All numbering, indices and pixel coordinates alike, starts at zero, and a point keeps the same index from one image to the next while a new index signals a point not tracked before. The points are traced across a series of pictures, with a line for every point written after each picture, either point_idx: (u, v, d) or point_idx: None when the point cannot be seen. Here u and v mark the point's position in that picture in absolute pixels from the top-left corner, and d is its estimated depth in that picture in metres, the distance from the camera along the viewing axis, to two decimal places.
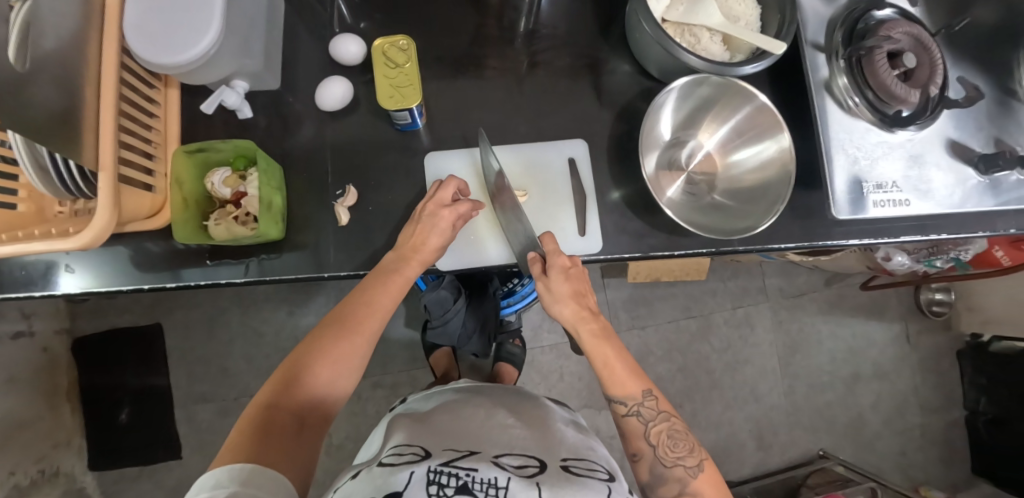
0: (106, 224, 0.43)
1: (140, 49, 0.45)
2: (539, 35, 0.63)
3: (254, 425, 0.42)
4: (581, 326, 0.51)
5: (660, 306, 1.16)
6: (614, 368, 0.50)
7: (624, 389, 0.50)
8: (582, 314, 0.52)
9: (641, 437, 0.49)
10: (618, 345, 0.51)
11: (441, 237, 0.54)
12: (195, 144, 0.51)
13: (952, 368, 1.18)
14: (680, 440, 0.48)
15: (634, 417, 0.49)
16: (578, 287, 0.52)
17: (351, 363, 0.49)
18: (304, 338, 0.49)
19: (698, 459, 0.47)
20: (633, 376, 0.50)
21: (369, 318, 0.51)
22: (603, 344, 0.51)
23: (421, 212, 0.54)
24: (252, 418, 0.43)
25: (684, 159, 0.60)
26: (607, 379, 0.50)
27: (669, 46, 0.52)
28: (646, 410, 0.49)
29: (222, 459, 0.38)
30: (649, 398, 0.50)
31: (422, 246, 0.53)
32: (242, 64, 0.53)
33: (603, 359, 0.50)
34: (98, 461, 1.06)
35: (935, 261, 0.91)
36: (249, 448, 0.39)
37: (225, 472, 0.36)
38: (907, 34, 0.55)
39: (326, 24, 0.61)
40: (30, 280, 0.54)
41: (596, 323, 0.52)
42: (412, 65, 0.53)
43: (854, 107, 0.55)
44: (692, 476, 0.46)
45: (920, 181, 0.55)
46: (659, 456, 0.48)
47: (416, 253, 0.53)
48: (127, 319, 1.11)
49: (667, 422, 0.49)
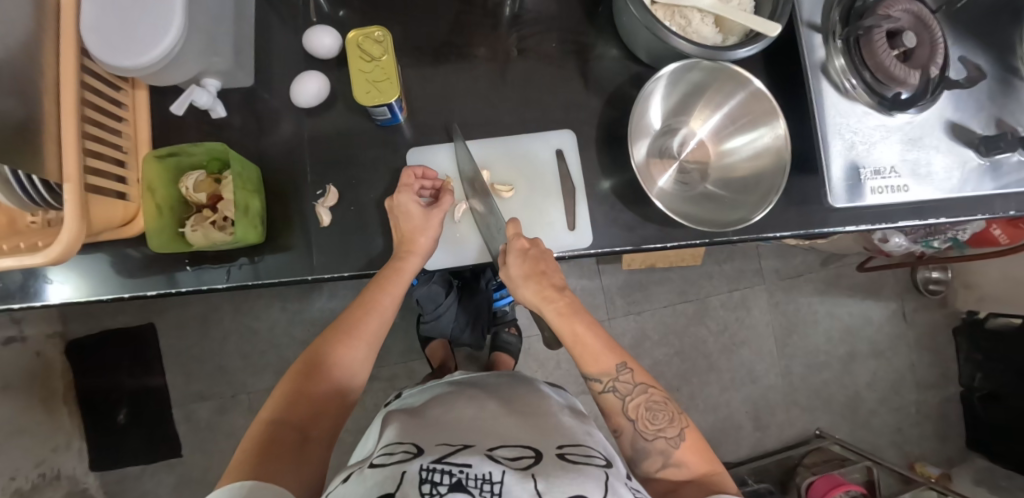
0: (73, 238, 0.41)
1: (98, 52, 0.43)
2: (524, 20, 0.60)
3: (258, 441, 0.41)
4: (546, 305, 0.50)
5: (655, 290, 1.15)
6: (587, 344, 0.49)
7: (600, 364, 0.49)
8: (546, 292, 0.50)
9: (620, 413, 0.48)
10: (588, 319, 0.50)
11: (423, 222, 0.53)
12: (166, 148, 0.48)
13: (948, 344, 1.18)
14: (660, 412, 0.47)
15: (611, 393, 0.49)
16: (537, 266, 0.51)
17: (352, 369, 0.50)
18: (305, 352, 0.50)
19: (679, 428, 0.47)
20: (606, 350, 0.49)
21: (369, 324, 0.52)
22: (571, 320, 0.50)
23: (391, 207, 0.52)
24: (254, 436, 0.42)
25: (675, 148, 0.58)
26: (580, 356, 0.50)
27: (658, 30, 0.50)
28: (622, 384, 0.49)
29: (226, 478, 0.38)
30: (624, 372, 0.49)
31: (416, 244, 0.52)
32: (210, 63, 0.51)
33: (573, 335, 0.50)
34: (98, 461, 1.06)
35: (932, 241, 0.90)
36: (253, 462, 0.39)
37: (227, 490, 0.36)
38: (906, 12, 0.52)
39: (300, 14, 0.58)
40: (8, 293, 0.53)
41: (563, 300, 0.50)
42: (389, 57, 0.50)
43: (851, 90, 0.53)
44: (673, 447, 0.46)
45: (918, 165, 0.54)
46: (639, 431, 0.47)
47: (411, 247, 0.52)
48: (120, 320, 1.10)
49: (645, 394, 0.48)
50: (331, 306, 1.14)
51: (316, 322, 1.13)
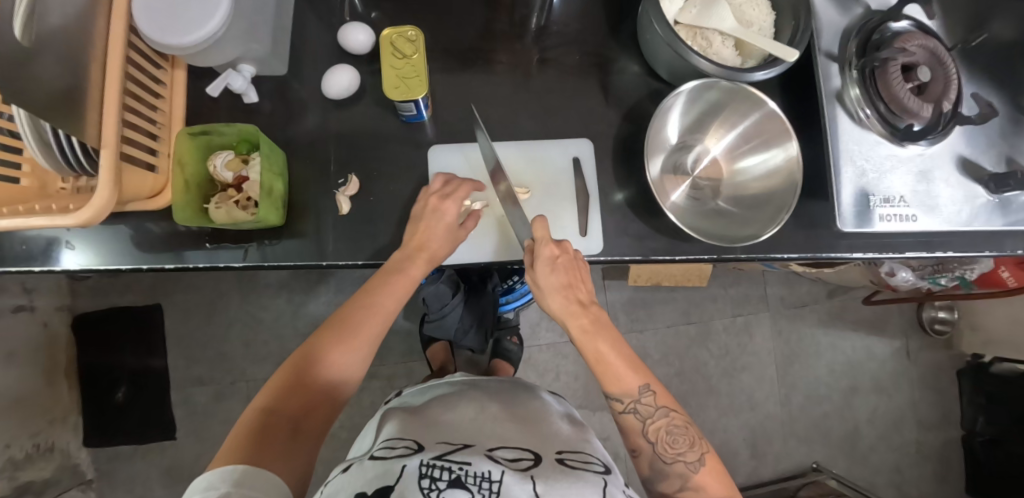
0: (105, 202, 0.43)
1: (146, 29, 0.45)
2: (550, 32, 0.63)
3: (253, 427, 0.43)
4: (571, 320, 0.51)
5: (659, 309, 1.15)
6: (609, 365, 0.50)
7: (622, 385, 0.49)
8: (571, 308, 0.51)
9: (639, 435, 0.49)
10: (611, 337, 0.51)
11: (445, 230, 0.54)
12: (199, 126, 0.50)
13: (951, 386, 1.17)
14: (680, 436, 0.47)
15: (631, 414, 0.49)
16: (568, 279, 0.51)
17: (349, 365, 0.50)
18: (305, 342, 0.50)
19: (699, 453, 0.47)
20: (630, 371, 0.50)
21: (373, 321, 0.52)
22: (594, 338, 0.50)
23: (422, 209, 0.53)
24: (250, 422, 0.43)
25: (689, 164, 0.59)
26: (604, 377, 0.50)
27: (680, 48, 0.52)
28: (644, 407, 0.49)
29: (219, 461, 0.39)
30: (646, 394, 0.49)
31: (427, 247, 0.53)
32: (249, 49, 0.53)
33: (595, 353, 0.50)
34: (92, 438, 1.06)
35: (940, 279, 0.90)
36: (247, 449, 0.40)
37: (219, 474, 0.37)
38: (923, 47, 0.54)
39: (336, 12, 0.61)
40: (30, 256, 0.54)
41: (587, 318, 0.51)
42: (420, 56, 0.52)
43: (865, 119, 0.54)
44: (693, 471, 0.46)
45: (927, 197, 0.55)
46: (658, 453, 0.48)
47: (423, 252, 0.53)
48: (128, 299, 1.12)
49: (666, 418, 0.48)
50: (336, 301, 1.15)
51: (320, 315, 1.14)
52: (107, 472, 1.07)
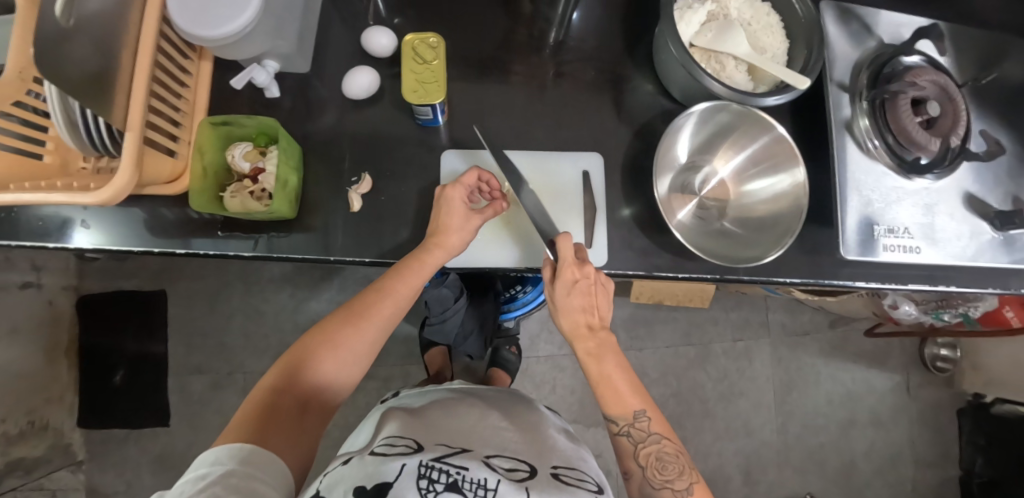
0: (125, 184, 0.44)
1: (179, 20, 0.47)
2: (567, 47, 0.64)
3: (259, 406, 0.43)
4: (578, 342, 0.51)
5: (659, 329, 1.15)
6: (613, 387, 0.50)
7: (621, 407, 0.49)
8: (579, 328, 0.51)
9: (630, 458, 0.49)
10: (618, 358, 0.51)
11: (460, 222, 0.54)
12: (221, 117, 0.51)
13: (951, 424, 1.16)
14: (670, 463, 0.47)
15: (624, 437, 0.49)
16: (587, 301, 0.51)
17: (357, 350, 0.50)
18: (317, 324, 0.50)
19: (687, 482, 0.46)
20: (631, 393, 0.50)
21: (383, 310, 0.52)
22: (599, 362, 0.50)
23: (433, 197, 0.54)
24: (258, 399, 0.44)
25: (697, 184, 0.60)
26: (604, 396, 0.50)
27: (694, 70, 0.52)
28: (637, 430, 0.49)
29: (224, 438, 0.39)
30: (642, 419, 0.49)
31: (447, 239, 0.53)
32: (275, 45, 0.55)
33: (599, 373, 0.50)
34: (86, 419, 1.07)
35: (943, 315, 0.89)
36: (253, 428, 0.41)
37: (225, 450, 0.37)
38: (933, 83, 0.56)
39: (361, 15, 0.63)
40: (45, 231, 0.55)
41: (594, 342, 0.51)
42: (440, 62, 0.53)
43: (873, 150, 0.55)
44: None
45: (932, 229, 0.55)
46: (648, 477, 0.48)
47: (439, 242, 0.53)
48: (133, 283, 1.13)
49: (657, 444, 0.48)
50: (338, 299, 1.15)
51: (321, 312, 1.15)
52: (97, 455, 1.07)
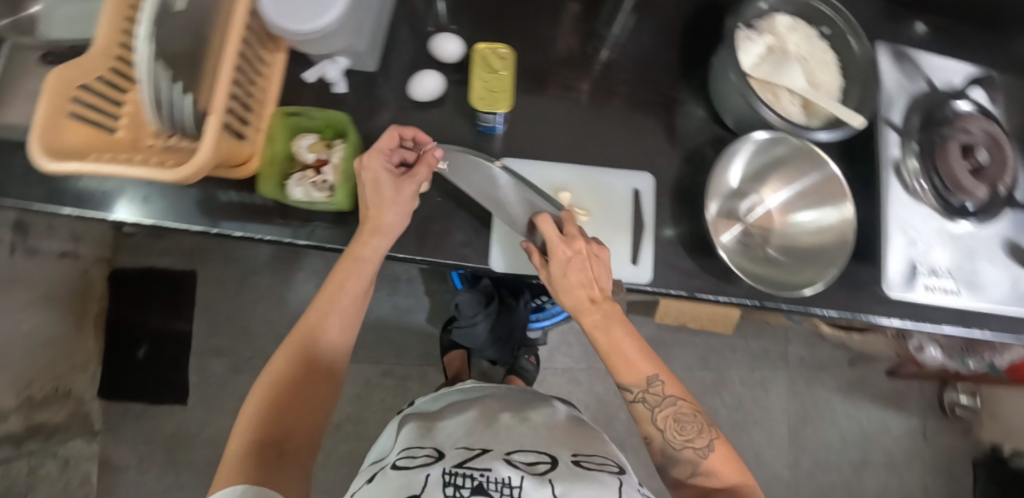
0: (201, 162, 0.45)
1: (272, 15, 0.49)
2: (624, 68, 0.66)
3: (242, 455, 0.43)
4: (583, 318, 0.48)
5: (678, 351, 1.15)
6: (624, 353, 0.48)
7: (634, 374, 0.48)
8: (583, 304, 0.48)
9: (650, 422, 0.49)
10: (624, 325, 0.49)
11: (389, 197, 0.50)
12: (293, 108, 0.57)
13: (965, 474, 1.15)
14: (688, 424, 0.48)
15: (640, 404, 0.49)
16: (583, 274, 0.47)
17: (319, 371, 0.51)
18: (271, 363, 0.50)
19: (708, 439, 0.48)
20: (642, 358, 0.49)
21: (330, 323, 0.52)
22: (607, 333, 0.48)
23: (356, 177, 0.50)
24: (238, 452, 0.44)
25: (743, 211, 0.60)
26: (616, 367, 0.49)
27: (752, 99, 0.54)
28: (652, 396, 0.49)
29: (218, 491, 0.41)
30: (656, 383, 0.49)
31: (381, 221, 0.50)
32: (352, 43, 0.56)
33: (608, 345, 0.48)
34: (105, 391, 1.08)
35: (967, 361, 0.90)
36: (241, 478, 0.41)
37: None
38: (983, 131, 0.57)
39: (429, 22, 0.65)
40: (109, 202, 0.57)
41: (599, 312, 0.48)
42: (507, 73, 0.56)
43: (920, 191, 0.56)
44: (701, 457, 0.48)
45: (974, 274, 0.56)
46: (669, 441, 0.48)
47: (373, 226, 0.50)
48: (165, 261, 1.15)
49: (674, 406, 0.48)
50: None
51: None
52: (113, 427, 1.08)
